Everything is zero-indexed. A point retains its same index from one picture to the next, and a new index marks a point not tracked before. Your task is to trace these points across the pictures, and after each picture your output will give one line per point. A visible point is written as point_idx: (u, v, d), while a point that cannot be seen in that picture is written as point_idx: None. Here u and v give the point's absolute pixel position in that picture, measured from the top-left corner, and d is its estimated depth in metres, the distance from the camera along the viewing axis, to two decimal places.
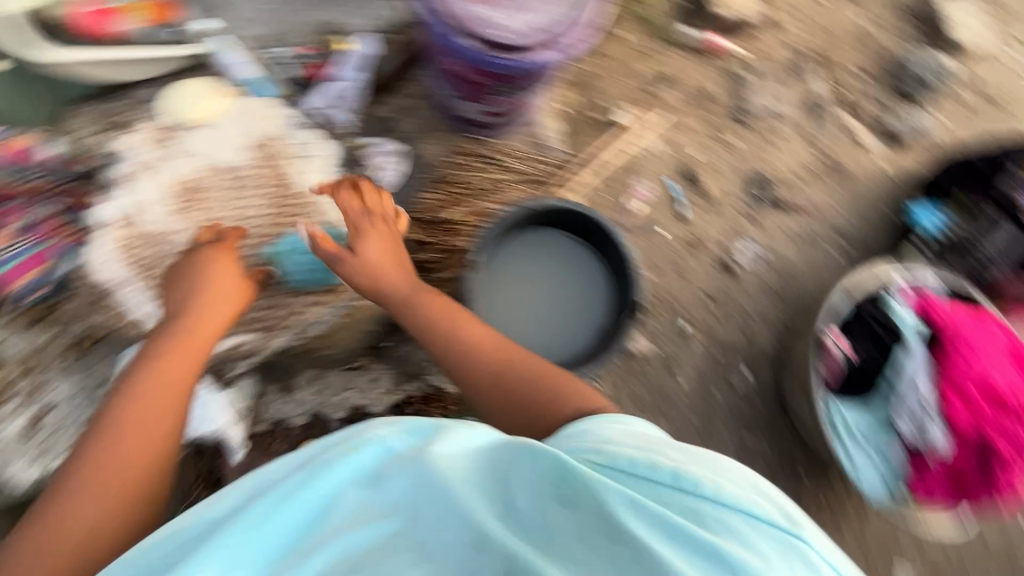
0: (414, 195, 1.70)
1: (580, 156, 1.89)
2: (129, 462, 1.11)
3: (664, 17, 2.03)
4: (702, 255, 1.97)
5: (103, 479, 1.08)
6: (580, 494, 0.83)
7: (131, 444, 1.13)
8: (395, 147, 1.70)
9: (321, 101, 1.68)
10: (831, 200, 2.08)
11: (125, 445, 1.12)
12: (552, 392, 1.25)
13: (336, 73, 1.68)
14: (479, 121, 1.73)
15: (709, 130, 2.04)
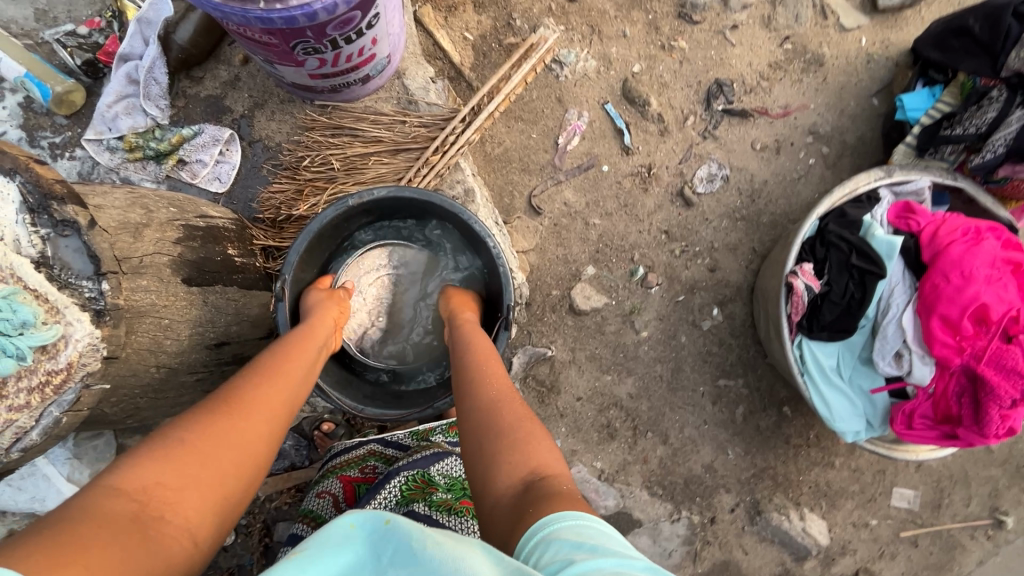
0: (263, 192, 1.42)
1: (469, 107, 1.54)
2: (235, 464, 0.78)
3: None
4: (657, 189, 1.72)
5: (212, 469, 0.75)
6: None
7: (234, 453, 0.79)
8: (223, 136, 1.43)
9: (119, 91, 1.40)
10: (802, 99, 1.80)
11: (209, 440, 0.77)
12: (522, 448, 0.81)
13: (125, 50, 1.39)
14: (310, 84, 0.96)
15: (652, 35, 1.72)
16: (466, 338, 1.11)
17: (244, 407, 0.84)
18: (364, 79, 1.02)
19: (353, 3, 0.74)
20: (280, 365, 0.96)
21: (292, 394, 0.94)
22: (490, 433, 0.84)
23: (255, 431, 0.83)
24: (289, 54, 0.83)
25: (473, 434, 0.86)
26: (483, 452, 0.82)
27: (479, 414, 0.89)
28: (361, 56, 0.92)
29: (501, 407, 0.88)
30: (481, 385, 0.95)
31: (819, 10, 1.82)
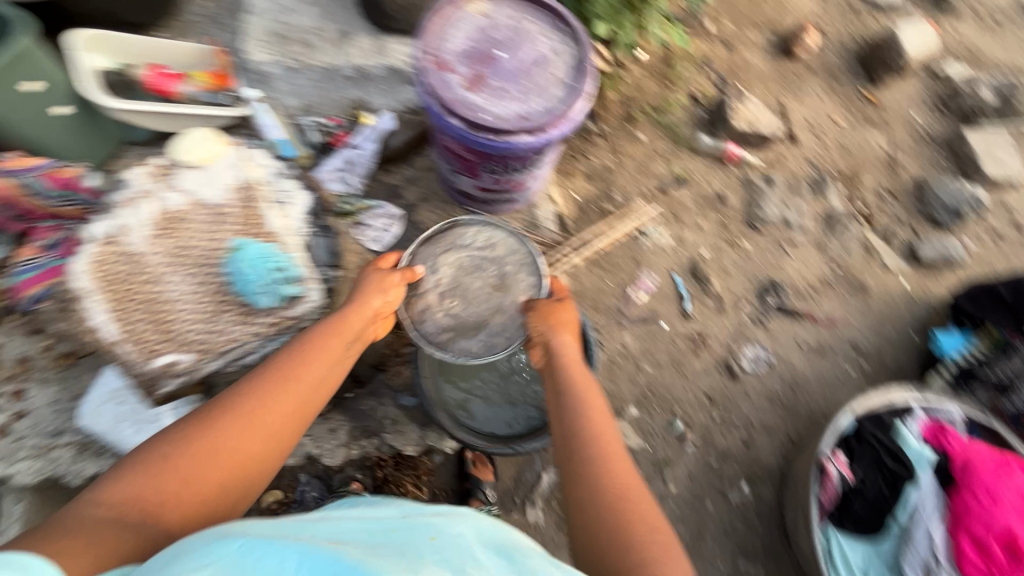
0: None
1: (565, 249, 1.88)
2: (229, 468, 0.95)
3: (686, 126, 2.18)
4: (706, 356, 1.92)
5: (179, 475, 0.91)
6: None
7: (225, 461, 0.95)
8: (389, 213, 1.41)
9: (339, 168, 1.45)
10: (846, 316, 2.04)
11: (203, 454, 0.94)
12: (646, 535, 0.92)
13: (353, 141, 1.45)
14: (473, 192, 1.28)
15: (722, 232, 2.07)
16: (576, 394, 1.13)
17: (243, 421, 0.99)
18: (509, 200, 1.33)
19: (539, 150, 1.05)
20: (293, 372, 1.07)
21: (300, 402, 1.06)
22: (617, 544, 0.92)
23: (252, 444, 0.98)
24: (475, 167, 1.15)
25: (596, 525, 0.95)
26: (607, 550, 0.92)
27: (602, 506, 0.96)
28: (518, 183, 1.23)
29: (631, 520, 0.94)
30: (603, 469, 1.01)
31: (866, 249, 2.15)
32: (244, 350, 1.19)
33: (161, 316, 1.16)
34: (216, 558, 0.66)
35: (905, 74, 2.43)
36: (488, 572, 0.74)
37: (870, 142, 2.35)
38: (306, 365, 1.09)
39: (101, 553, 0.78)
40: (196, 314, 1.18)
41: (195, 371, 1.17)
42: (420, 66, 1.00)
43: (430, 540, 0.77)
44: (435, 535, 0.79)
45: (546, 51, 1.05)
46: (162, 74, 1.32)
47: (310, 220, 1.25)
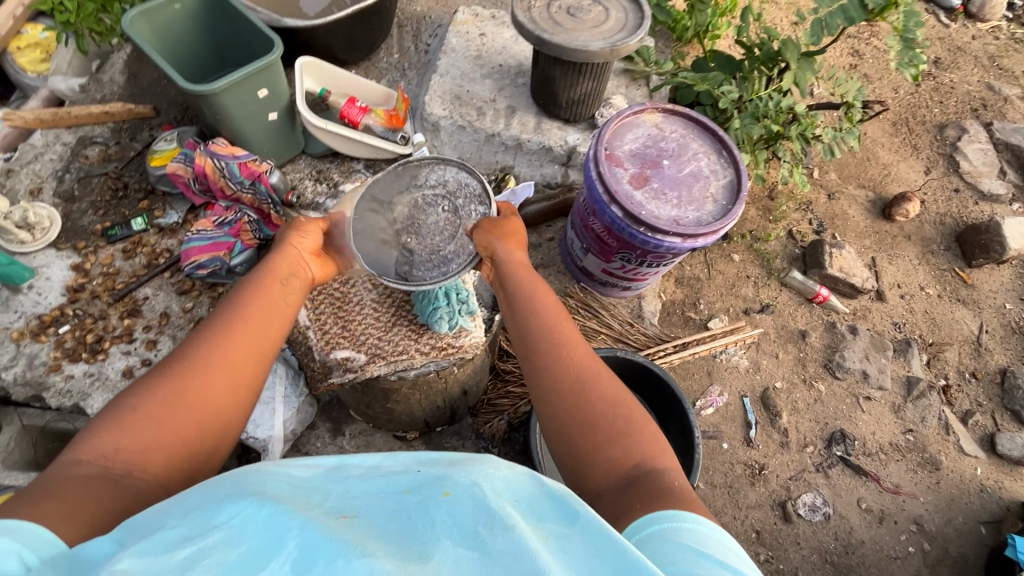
0: None
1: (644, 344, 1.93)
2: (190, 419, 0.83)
3: (779, 259, 2.25)
4: (762, 488, 1.86)
5: (149, 433, 0.80)
6: (483, 534, 0.60)
7: (187, 410, 0.84)
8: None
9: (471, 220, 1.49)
10: (913, 488, 1.96)
11: (150, 410, 0.82)
12: (611, 425, 0.85)
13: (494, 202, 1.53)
14: (595, 272, 1.36)
15: (798, 368, 2.07)
16: (528, 295, 1.04)
17: (196, 369, 0.87)
18: (624, 287, 1.40)
19: (679, 252, 1.13)
20: (247, 316, 0.96)
21: (260, 342, 0.95)
22: (590, 422, 0.86)
23: (215, 387, 0.87)
24: (611, 251, 1.24)
25: (567, 410, 0.88)
26: (584, 432, 0.85)
27: (563, 386, 0.90)
28: (642, 275, 1.31)
29: (591, 386, 0.90)
30: (552, 366, 0.93)
31: (943, 424, 2.09)
32: (408, 366, 1.17)
33: (341, 318, 1.20)
34: (229, 516, 0.61)
35: (1003, 263, 2.46)
36: (502, 534, 0.60)
37: (959, 319, 2.35)
38: (256, 303, 0.99)
39: (90, 516, 0.68)
40: (374, 323, 1.21)
41: (358, 369, 1.16)
42: (593, 155, 1.13)
43: (445, 497, 0.65)
44: (449, 489, 0.66)
45: (704, 169, 1.16)
46: (355, 106, 1.51)
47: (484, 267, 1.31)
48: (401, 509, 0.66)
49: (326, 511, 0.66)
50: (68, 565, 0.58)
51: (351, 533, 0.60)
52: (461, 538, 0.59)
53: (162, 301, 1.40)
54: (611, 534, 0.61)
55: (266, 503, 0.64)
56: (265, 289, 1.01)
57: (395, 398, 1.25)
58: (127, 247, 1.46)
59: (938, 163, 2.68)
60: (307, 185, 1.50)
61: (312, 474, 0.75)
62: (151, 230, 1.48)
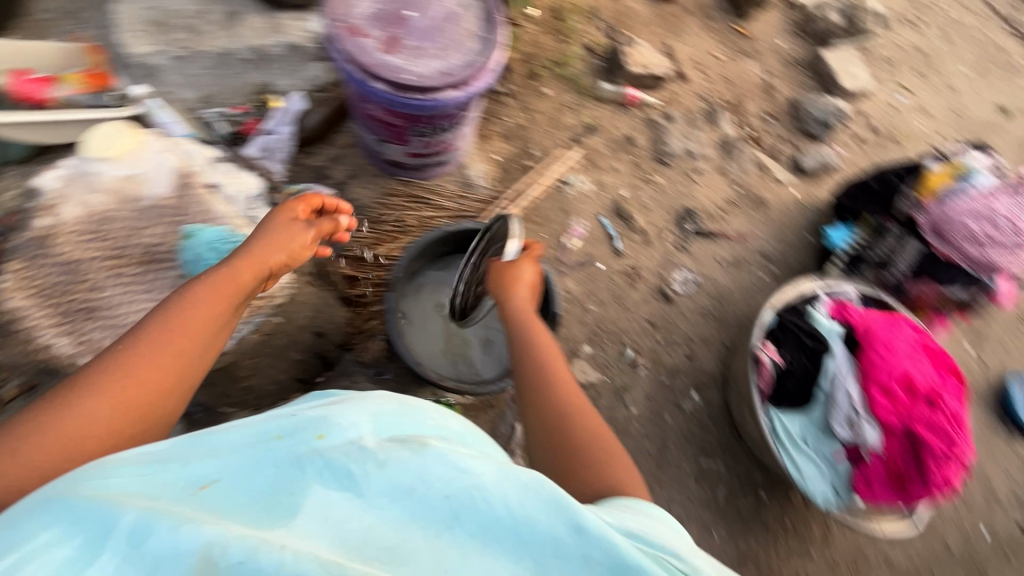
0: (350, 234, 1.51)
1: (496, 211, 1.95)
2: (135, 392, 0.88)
3: (587, 76, 2.28)
4: (641, 285, 2.07)
5: (127, 394, 0.87)
6: (336, 476, 0.69)
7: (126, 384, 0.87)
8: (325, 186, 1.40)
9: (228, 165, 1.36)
10: (753, 229, 2.28)
11: (133, 364, 0.89)
12: (584, 438, 0.98)
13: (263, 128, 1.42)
14: (404, 160, 1.28)
15: (636, 171, 2.21)
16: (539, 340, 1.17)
17: (170, 331, 0.94)
18: (441, 163, 1.34)
19: (464, 105, 1.06)
20: (198, 300, 1.00)
21: (209, 328, 0.99)
22: (570, 425, 1.00)
23: (164, 364, 0.91)
24: (403, 131, 1.15)
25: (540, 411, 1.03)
26: (554, 440, 0.99)
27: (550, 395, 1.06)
28: (449, 143, 1.24)
29: (576, 413, 1.02)
30: (555, 393, 1.06)
31: (760, 167, 2.39)
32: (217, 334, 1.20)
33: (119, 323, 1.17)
34: (54, 521, 0.60)
35: (766, 7, 2.68)
36: (357, 473, 0.69)
37: (747, 71, 2.58)
38: (209, 300, 1.01)
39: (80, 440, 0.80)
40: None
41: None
42: (331, 34, 0.99)
43: (318, 438, 0.73)
44: (322, 432, 0.74)
45: (454, 7, 1.06)
46: (33, 79, 1.24)
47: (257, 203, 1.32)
48: (267, 457, 0.71)
49: (182, 487, 0.67)
50: (61, 507, 0.62)
51: (229, 499, 0.66)
52: (333, 480, 0.68)
53: None
54: (466, 486, 0.70)
55: (102, 495, 0.63)
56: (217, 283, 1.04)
57: (234, 371, 1.27)
58: None
59: None
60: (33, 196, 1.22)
61: (170, 444, 0.74)
62: None
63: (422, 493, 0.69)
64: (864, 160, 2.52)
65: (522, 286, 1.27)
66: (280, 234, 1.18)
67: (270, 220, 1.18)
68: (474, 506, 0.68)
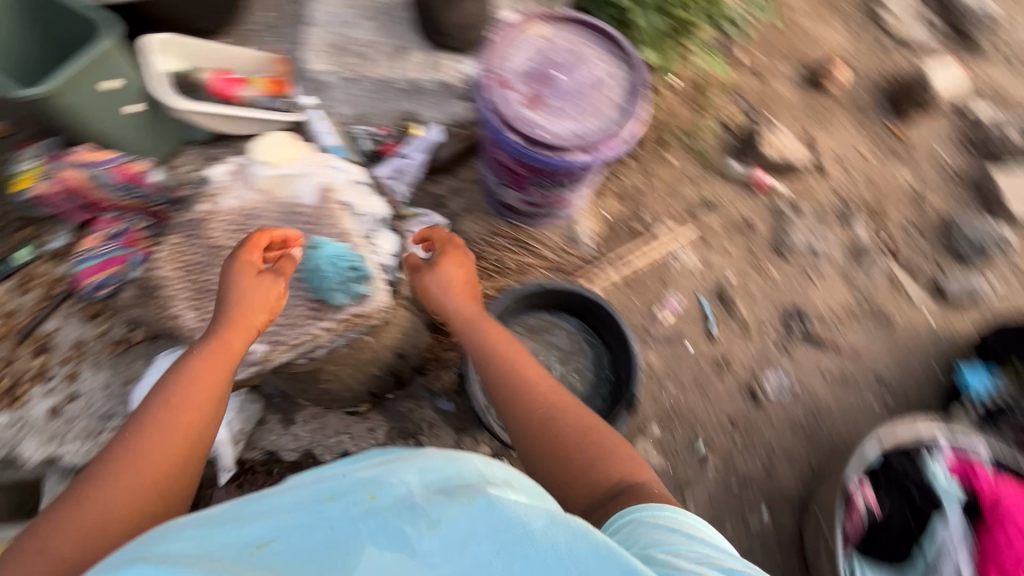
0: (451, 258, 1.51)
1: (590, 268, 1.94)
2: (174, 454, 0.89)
3: (716, 152, 2.22)
4: (730, 379, 1.93)
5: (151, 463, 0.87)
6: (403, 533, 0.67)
7: (150, 461, 0.87)
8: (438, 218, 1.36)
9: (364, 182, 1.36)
10: (869, 347, 2.06)
11: (143, 447, 0.88)
12: (582, 447, 0.99)
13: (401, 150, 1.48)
14: (517, 205, 1.31)
15: (749, 257, 2.09)
16: (503, 350, 1.12)
17: (173, 403, 0.93)
18: (551, 215, 1.36)
19: (589, 168, 1.08)
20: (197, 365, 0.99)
21: (217, 385, 0.99)
22: (565, 433, 1.02)
23: (182, 429, 0.91)
24: (524, 181, 1.18)
25: (533, 427, 1.03)
26: (556, 449, 1.00)
27: (537, 412, 1.04)
28: (564, 199, 1.26)
29: (559, 422, 1.03)
30: (529, 417, 1.04)
31: (891, 281, 2.17)
32: (315, 345, 1.20)
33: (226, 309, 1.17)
34: None
35: (929, 113, 2.47)
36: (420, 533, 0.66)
37: (896, 176, 2.38)
38: (216, 355, 1.01)
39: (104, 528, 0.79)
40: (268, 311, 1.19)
41: (262, 360, 1.19)
42: (482, 82, 1.05)
43: (371, 501, 0.72)
44: (374, 492, 0.73)
45: (602, 75, 1.09)
46: (230, 78, 1.38)
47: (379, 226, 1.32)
48: (322, 520, 0.70)
49: (239, 547, 0.67)
50: None
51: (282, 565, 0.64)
52: (387, 542, 0.66)
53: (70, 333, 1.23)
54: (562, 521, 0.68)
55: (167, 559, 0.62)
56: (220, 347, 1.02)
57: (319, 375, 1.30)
58: (21, 283, 1.24)
59: (860, 19, 2.60)
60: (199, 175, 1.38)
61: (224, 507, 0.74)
62: (41, 258, 1.26)
63: (491, 530, 0.66)
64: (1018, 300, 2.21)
65: (454, 276, 1.22)
66: (256, 280, 1.08)
67: (234, 277, 1.07)
68: (528, 546, 0.65)
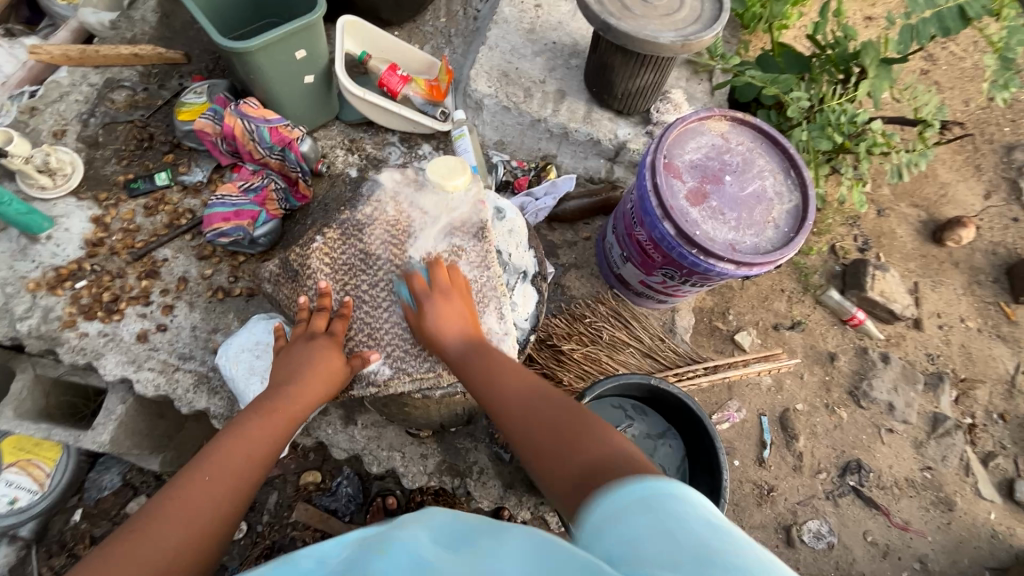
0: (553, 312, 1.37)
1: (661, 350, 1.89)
2: (188, 525, 0.72)
3: (819, 275, 2.14)
4: (769, 509, 1.85)
5: (175, 526, 0.71)
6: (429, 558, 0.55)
7: (164, 524, 0.71)
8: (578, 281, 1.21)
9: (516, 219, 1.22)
10: (923, 526, 1.92)
11: (171, 511, 0.72)
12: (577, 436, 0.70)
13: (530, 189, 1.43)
14: (633, 282, 1.29)
15: (822, 392, 2.00)
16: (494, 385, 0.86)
17: (203, 469, 0.78)
18: (659, 300, 1.33)
19: (730, 278, 1.04)
20: (241, 429, 0.85)
21: (255, 458, 0.83)
22: (553, 435, 0.72)
23: (215, 491, 0.76)
24: (652, 264, 1.16)
25: (514, 428, 0.78)
26: (546, 445, 0.72)
27: (522, 395, 0.82)
28: (681, 291, 1.23)
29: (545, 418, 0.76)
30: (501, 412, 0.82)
31: (964, 465, 2.02)
32: (434, 385, 1.05)
33: (366, 325, 1.05)
34: None
35: None
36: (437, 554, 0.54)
37: (994, 355, 2.19)
38: (251, 436, 0.85)
39: None
40: (404, 336, 1.06)
41: (382, 384, 1.05)
42: (650, 163, 1.04)
43: (377, 556, 0.55)
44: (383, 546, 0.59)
45: (768, 190, 1.06)
46: (396, 74, 1.41)
47: (523, 279, 1.17)
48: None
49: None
50: None
51: None
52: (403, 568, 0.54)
53: (178, 264, 1.24)
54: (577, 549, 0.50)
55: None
56: (271, 415, 0.88)
57: (410, 414, 1.14)
58: (150, 204, 1.29)
59: (999, 188, 2.40)
60: (339, 154, 1.42)
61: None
62: (175, 186, 1.31)
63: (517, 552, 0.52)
64: None
65: (456, 308, 0.99)
66: (330, 353, 0.98)
67: (311, 350, 0.97)
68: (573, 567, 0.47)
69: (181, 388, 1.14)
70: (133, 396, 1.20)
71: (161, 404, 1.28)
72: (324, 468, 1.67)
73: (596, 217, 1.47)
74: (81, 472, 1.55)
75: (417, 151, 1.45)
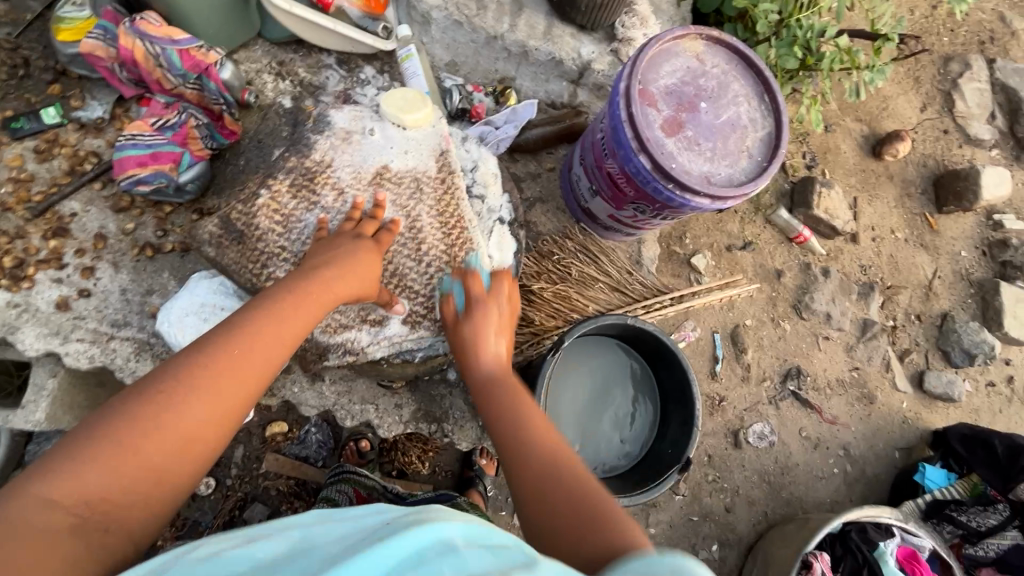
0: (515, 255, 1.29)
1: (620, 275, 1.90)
2: (212, 404, 0.68)
3: (769, 195, 2.18)
4: (719, 417, 2.02)
5: (203, 400, 0.68)
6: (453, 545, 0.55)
7: (189, 389, 0.67)
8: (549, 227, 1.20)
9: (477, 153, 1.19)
10: (848, 419, 2.16)
11: (204, 376, 0.69)
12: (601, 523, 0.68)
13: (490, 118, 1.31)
14: (602, 215, 1.25)
15: (768, 307, 2.12)
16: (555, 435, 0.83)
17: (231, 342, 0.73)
18: (627, 233, 1.31)
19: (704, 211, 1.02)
20: (276, 312, 0.78)
21: (281, 349, 0.77)
22: (575, 511, 0.70)
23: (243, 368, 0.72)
24: (624, 198, 1.11)
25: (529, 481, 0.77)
26: (537, 487, 0.74)
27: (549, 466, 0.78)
28: (651, 224, 1.20)
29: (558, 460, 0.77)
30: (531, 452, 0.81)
31: (884, 363, 2.24)
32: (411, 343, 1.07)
33: None
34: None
35: (969, 211, 2.40)
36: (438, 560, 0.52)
37: (919, 264, 2.36)
38: (281, 323, 0.78)
39: (133, 471, 0.62)
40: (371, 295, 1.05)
41: (359, 352, 1.05)
42: (625, 90, 0.96)
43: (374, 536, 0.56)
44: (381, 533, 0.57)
45: (743, 117, 1.02)
46: None
47: (501, 226, 1.16)
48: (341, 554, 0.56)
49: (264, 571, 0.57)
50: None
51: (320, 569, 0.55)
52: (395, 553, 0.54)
53: (91, 219, 1.08)
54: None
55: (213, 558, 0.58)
56: (300, 305, 0.81)
57: (386, 370, 1.11)
58: (41, 147, 1.09)
59: (935, 100, 2.46)
60: (267, 80, 1.23)
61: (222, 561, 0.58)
62: (69, 125, 1.11)
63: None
64: (984, 408, 2.33)
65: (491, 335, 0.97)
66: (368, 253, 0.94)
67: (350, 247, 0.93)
68: None
69: (122, 361, 1.04)
70: (64, 369, 1.09)
71: (98, 374, 1.17)
72: (289, 418, 1.61)
73: (558, 146, 1.39)
74: (17, 447, 1.43)
75: (359, 75, 1.28)
